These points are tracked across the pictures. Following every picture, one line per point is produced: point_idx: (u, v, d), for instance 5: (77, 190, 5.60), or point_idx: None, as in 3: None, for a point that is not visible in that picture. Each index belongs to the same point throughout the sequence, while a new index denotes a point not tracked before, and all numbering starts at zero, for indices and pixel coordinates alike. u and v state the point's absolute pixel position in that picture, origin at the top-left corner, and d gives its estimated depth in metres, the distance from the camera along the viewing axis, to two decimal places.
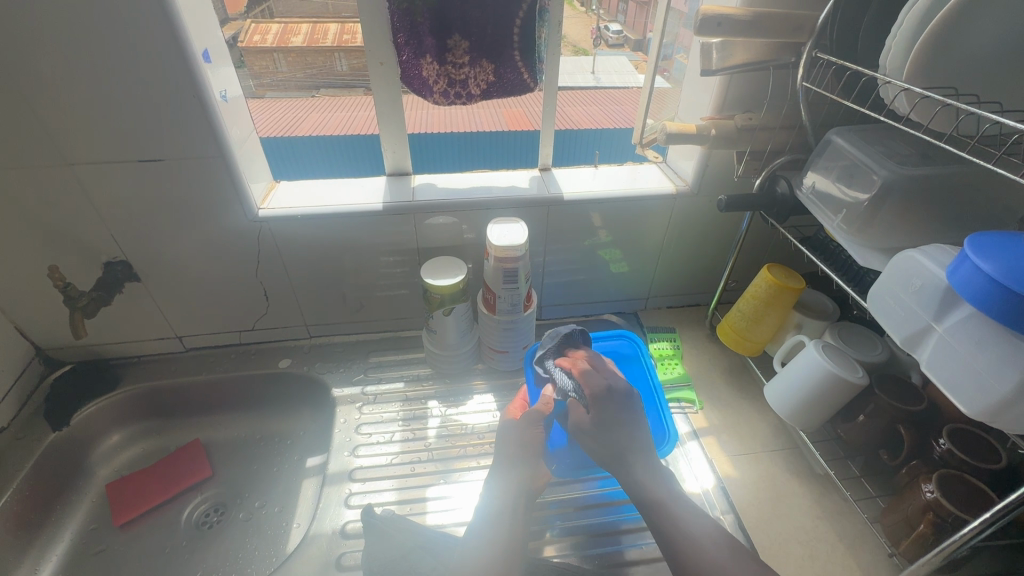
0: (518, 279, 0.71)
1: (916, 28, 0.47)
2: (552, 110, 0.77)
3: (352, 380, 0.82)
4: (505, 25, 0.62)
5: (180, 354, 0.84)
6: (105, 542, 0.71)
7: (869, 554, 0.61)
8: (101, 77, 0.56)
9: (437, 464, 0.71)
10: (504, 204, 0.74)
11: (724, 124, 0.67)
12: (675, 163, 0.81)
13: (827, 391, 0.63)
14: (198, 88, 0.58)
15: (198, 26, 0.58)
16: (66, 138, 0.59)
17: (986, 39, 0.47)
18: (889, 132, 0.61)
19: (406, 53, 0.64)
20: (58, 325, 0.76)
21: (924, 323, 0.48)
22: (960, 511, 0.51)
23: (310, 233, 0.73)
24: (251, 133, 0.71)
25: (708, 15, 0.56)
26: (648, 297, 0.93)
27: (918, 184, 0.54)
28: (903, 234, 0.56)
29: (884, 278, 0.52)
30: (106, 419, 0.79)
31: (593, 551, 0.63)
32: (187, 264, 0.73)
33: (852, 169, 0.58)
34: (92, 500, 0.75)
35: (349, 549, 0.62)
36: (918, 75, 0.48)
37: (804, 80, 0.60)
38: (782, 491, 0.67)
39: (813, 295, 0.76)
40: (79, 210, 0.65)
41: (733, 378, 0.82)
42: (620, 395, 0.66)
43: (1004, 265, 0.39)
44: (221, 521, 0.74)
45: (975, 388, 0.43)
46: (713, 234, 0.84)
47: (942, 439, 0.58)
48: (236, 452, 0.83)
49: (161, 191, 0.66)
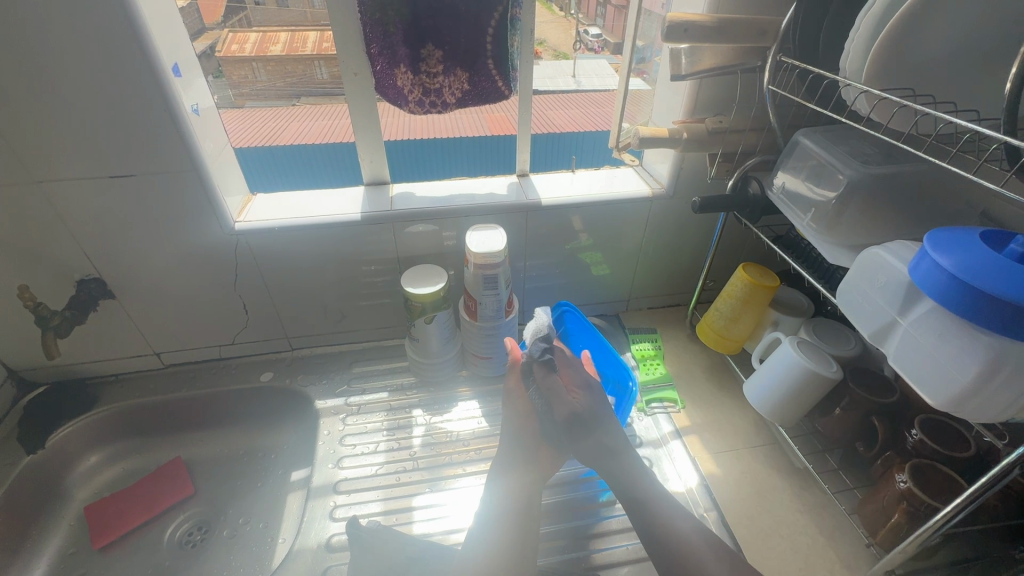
0: (498, 284, 0.71)
1: (873, 31, 0.49)
2: (528, 116, 0.78)
3: (335, 392, 0.82)
4: (477, 34, 0.63)
5: (157, 371, 0.83)
6: (84, 567, 0.70)
7: (848, 545, 0.62)
8: (66, 91, 0.55)
9: (423, 473, 0.71)
10: (482, 211, 0.74)
11: (696, 127, 0.68)
12: (651, 166, 0.82)
13: (805, 386, 0.64)
14: (169, 103, 0.58)
15: (166, 39, 0.58)
16: (33, 156, 0.58)
17: (940, 42, 0.49)
18: (853, 133, 0.63)
19: (380, 64, 0.65)
20: (30, 346, 0.75)
21: (889, 317, 0.49)
22: (931, 500, 0.52)
23: (287, 244, 0.72)
24: (225, 146, 0.71)
25: (675, 21, 0.57)
26: (629, 298, 0.93)
27: (880, 182, 0.56)
28: (869, 232, 0.58)
29: (853, 275, 0.53)
30: (82, 439, 0.78)
31: (599, 548, 0.64)
32: (164, 279, 0.72)
33: (820, 169, 0.60)
34: (70, 524, 0.73)
35: (335, 563, 0.62)
36: (876, 77, 0.50)
37: (770, 83, 0.61)
38: (764, 487, 0.68)
39: (789, 292, 0.78)
40: (46, 227, 0.64)
41: (714, 377, 0.83)
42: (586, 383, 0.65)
43: (961, 259, 0.40)
44: (204, 539, 0.73)
45: (939, 379, 0.45)
46: (690, 235, 0.85)
47: (914, 430, 0.59)
48: (218, 469, 0.81)
49: (133, 205, 0.65)
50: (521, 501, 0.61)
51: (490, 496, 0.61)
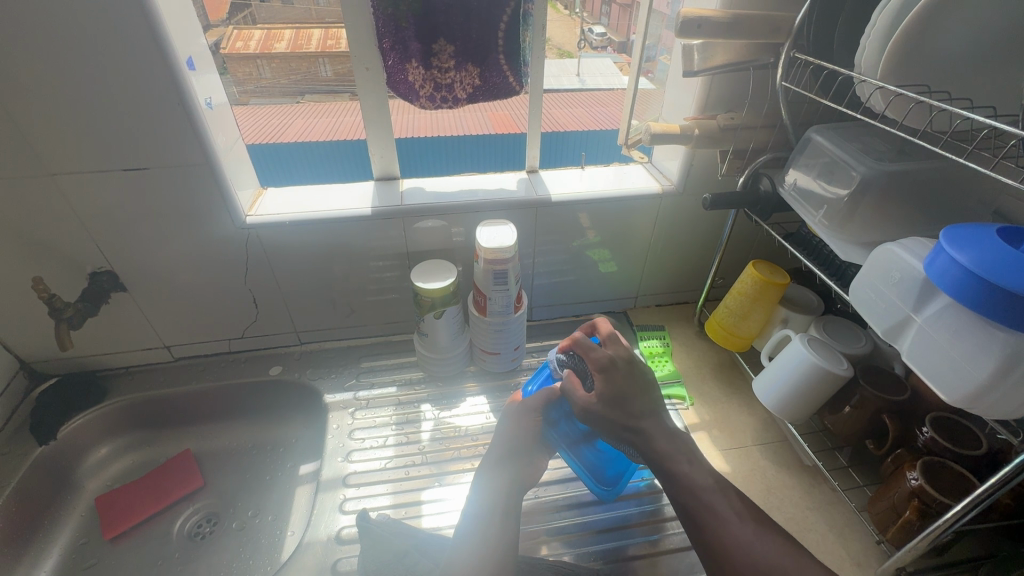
0: (508, 280, 0.71)
1: (890, 27, 0.49)
2: (538, 113, 0.78)
3: (343, 386, 0.82)
4: (488, 29, 0.63)
5: (168, 364, 0.84)
6: (95, 557, 0.70)
7: (857, 543, 0.62)
8: (83, 84, 0.55)
9: (430, 467, 0.71)
10: (493, 207, 0.74)
11: (707, 124, 0.68)
12: (660, 163, 0.82)
13: (817, 384, 0.64)
14: (183, 96, 0.58)
15: (180, 32, 0.58)
16: (49, 149, 0.59)
17: (956, 39, 0.49)
18: (866, 130, 0.63)
19: (391, 59, 0.65)
20: (42, 338, 0.75)
21: (904, 314, 0.49)
22: (942, 498, 0.52)
23: (299, 238, 0.72)
24: (237, 140, 0.71)
25: (688, 17, 0.57)
26: (637, 295, 0.93)
27: (894, 179, 0.56)
28: (881, 230, 0.58)
29: (866, 272, 0.53)
30: (92, 432, 0.78)
31: (589, 547, 0.63)
32: (175, 273, 0.73)
33: (832, 166, 0.60)
34: (81, 515, 0.74)
35: (344, 555, 0.62)
36: (892, 73, 0.50)
37: (783, 79, 0.61)
38: (772, 484, 0.68)
39: (798, 290, 0.78)
40: (60, 219, 0.64)
41: (723, 375, 0.83)
42: (629, 368, 0.58)
43: (977, 256, 0.40)
44: (213, 531, 0.73)
45: (954, 376, 0.45)
46: (699, 233, 0.85)
47: (925, 428, 0.59)
48: (228, 462, 0.82)
49: (146, 198, 0.65)
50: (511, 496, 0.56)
51: (479, 494, 0.57)
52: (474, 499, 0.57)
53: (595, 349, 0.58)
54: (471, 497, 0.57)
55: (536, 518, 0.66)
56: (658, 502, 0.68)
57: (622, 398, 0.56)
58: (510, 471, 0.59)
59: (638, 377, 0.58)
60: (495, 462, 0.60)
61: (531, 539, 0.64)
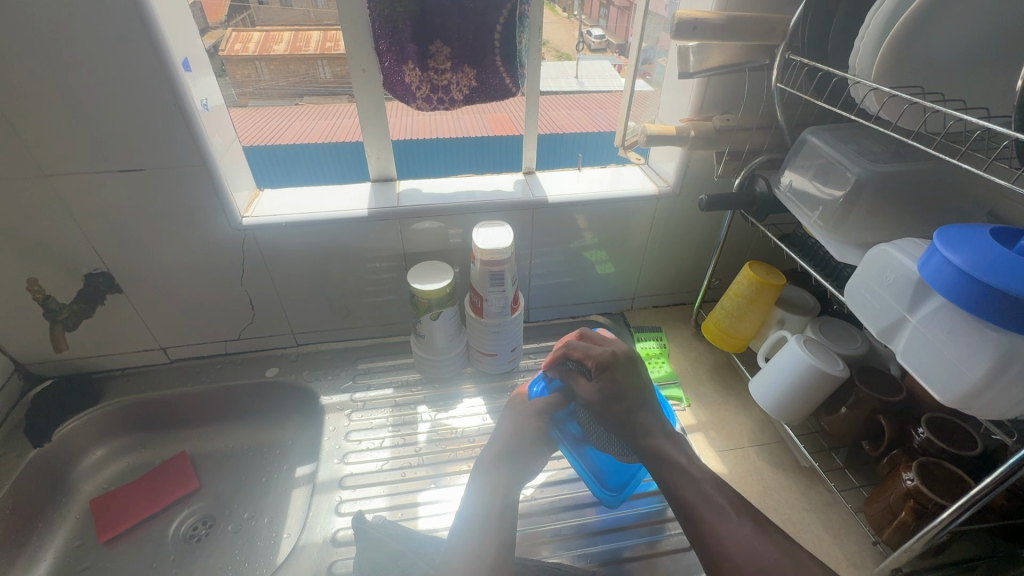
0: (505, 281, 0.71)
1: (883, 28, 0.49)
2: (535, 115, 0.78)
3: (340, 388, 0.82)
4: (485, 30, 0.63)
5: (164, 365, 0.83)
6: (89, 560, 0.70)
7: (854, 543, 0.62)
8: (77, 86, 0.55)
9: (428, 468, 0.71)
10: (489, 208, 0.74)
11: (702, 126, 0.68)
12: (657, 164, 0.82)
13: (813, 386, 0.64)
14: (179, 97, 0.58)
15: (176, 33, 0.58)
16: (43, 150, 0.59)
17: (949, 41, 0.49)
18: (861, 131, 0.63)
19: (388, 60, 0.65)
20: (37, 340, 0.75)
21: (898, 315, 0.49)
22: (938, 498, 0.52)
23: (296, 240, 0.72)
24: (233, 141, 0.71)
25: (683, 19, 0.58)
26: (634, 296, 0.93)
27: (888, 180, 0.56)
28: (875, 231, 0.58)
29: (860, 273, 0.53)
30: (88, 434, 0.78)
31: (585, 548, 0.63)
32: (171, 274, 0.73)
33: (828, 167, 0.60)
34: (75, 518, 0.74)
35: (340, 557, 0.62)
36: (886, 75, 0.50)
37: (779, 81, 0.61)
38: (768, 485, 0.68)
39: (795, 291, 0.78)
40: (56, 220, 0.64)
41: (719, 376, 0.83)
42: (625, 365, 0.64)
43: (971, 256, 0.40)
44: (209, 534, 0.73)
45: (949, 375, 0.45)
46: (696, 234, 0.85)
47: (920, 428, 0.59)
48: (223, 464, 0.82)
49: (141, 199, 0.65)
50: (505, 499, 0.55)
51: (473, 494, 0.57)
52: (468, 500, 0.56)
53: (597, 348, 0.65)
54: (466, 497, 0.57)
55: (534, 519, 0.66)
56: (656, 503, 0.68)
57: (619, 397, 0.61)
58: (506, 473, 0.58)
59: (636, 374, 0.64)
60: (488, 466, 0.60)
61: (527, 540, 0.64)
